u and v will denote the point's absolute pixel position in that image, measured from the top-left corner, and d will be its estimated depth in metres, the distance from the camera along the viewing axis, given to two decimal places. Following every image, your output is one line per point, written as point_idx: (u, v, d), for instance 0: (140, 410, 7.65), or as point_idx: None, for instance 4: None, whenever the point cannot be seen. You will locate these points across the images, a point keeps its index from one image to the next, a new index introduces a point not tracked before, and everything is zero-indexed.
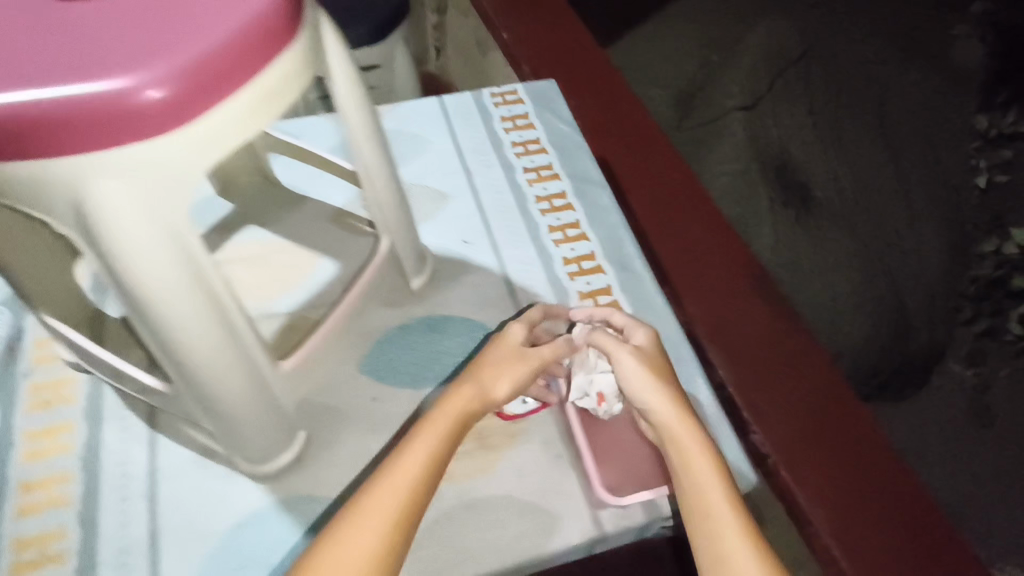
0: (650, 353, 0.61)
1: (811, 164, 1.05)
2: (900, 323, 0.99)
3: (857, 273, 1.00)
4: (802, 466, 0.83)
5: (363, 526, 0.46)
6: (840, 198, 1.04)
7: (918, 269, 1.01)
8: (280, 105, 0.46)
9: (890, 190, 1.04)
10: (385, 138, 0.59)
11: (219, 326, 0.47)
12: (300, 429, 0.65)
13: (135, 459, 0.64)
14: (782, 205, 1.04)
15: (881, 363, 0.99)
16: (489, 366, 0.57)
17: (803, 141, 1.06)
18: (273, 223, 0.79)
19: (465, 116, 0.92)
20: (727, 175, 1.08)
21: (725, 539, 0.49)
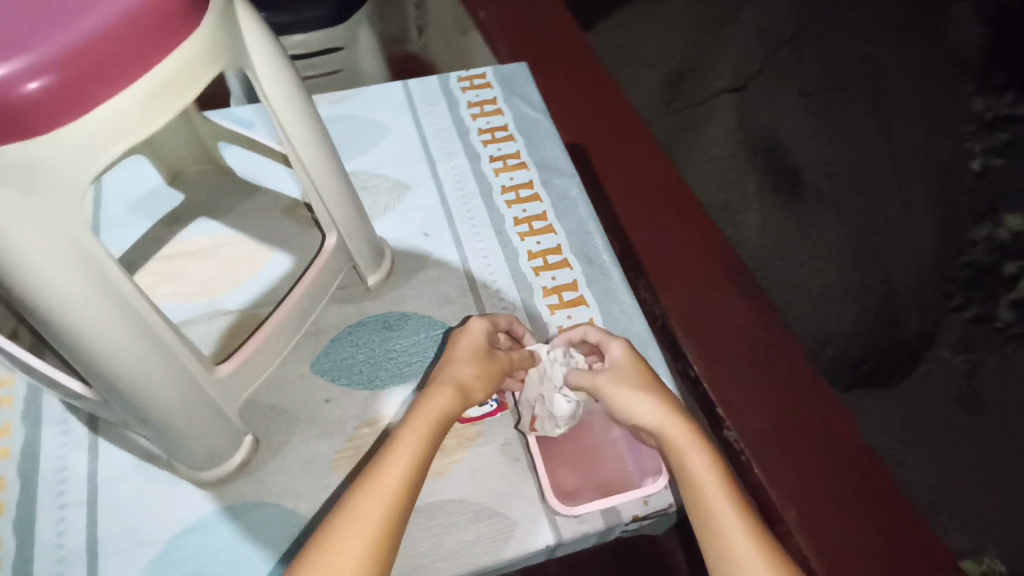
0: (626, 370, 0.56)
1: (805, 140, 0.93)
2: (892, 313, 0.86)
3: (847, 258, 0.86)
4: (775, 465, 0.79)
5: (350, 533, 0.42)
6: (836, 178, 0.89)
7: (910, 254, 0.86)
8: (188, 93, 0.42)
9: (882, 161, 0.88)
10: (324, 127, 0.55)
11: (136, 330, 0.44)
12: (247, 432, 0.62)
13: (73, 464, 0.61)
14: (770, 189, 0.93)
15: (870, 357, 0.87)
16: (461, 363, 0.55)
17: (792, 119, 0.95)
18: (225, 215, 0.76)
19: (428, 102, 0.90)
20: (709, 162, 1.00)
21: (736, 548, 0.43)
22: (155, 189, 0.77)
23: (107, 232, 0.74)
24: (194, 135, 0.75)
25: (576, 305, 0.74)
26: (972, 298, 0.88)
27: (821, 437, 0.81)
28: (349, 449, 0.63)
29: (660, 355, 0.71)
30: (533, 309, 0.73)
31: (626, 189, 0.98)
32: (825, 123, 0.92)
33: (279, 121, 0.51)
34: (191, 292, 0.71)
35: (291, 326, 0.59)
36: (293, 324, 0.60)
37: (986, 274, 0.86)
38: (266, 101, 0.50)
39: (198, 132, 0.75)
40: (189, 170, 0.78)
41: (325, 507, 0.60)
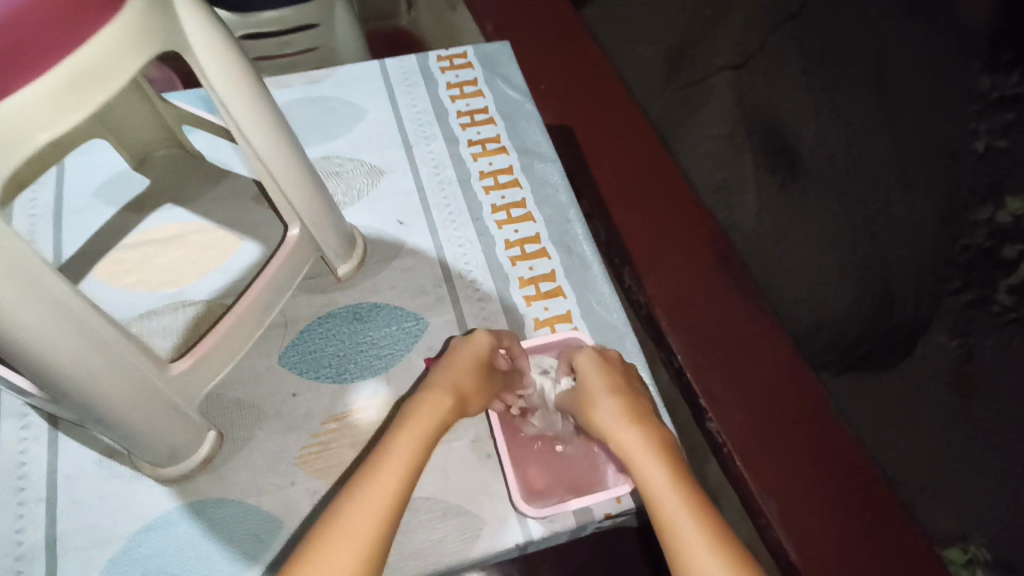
0: (593, 381, 0.56)
1: (798, 123, 0.82)
2: (887, 293, 0.77)
3: (845, 244, 0.77)
4: (757, 459, 0.73)
5: (351, 529, 0.40)
6: (835, 161, 0.80)
7: (911, 236, 0.76)
8: (108, 85, 0.39)
9: (882, 136, 0.78)
10: (281, 114, 0.53)
11: (73, 332, 0.42)
12: (210, 426, 0.61)
13: (33, 459, 0.60)
14: (765, 170, 0.83)
15: (863, 339, 0.78)
16: (465, 370, 0.56)
17: (795, 103, 0.83)
18: (192, 201, 0.74)
19: (407, 82, 0.87)
20: (708, 144, 0.89)
21: (695, 558, 0.41)
22: (121, 174, 0.75)
23: (71, 219, 0.72)
24: (156, 118, 0.72)
25: (553, 296, 0.72)
26: (967, 282, 0.77)
27: (807, 429, 0.75)
28: (315, 444, 0.62)
29: (638, 349, 0.69)
30: (509, 301, 0.71)
31: (612, 169, 0.92)
32: (824, 99, 0.81)
33: (226, 107, 0.48)
34: (155, 281, 0.69)
35: (253, 319, 0.58)
36: (255, 317, 0.58)
37: (984, 258, 0.76)
38: (208, 84, 0.47)
39: (159, 114, 0.71)
40: (155, 154, 0.76)
41: (292, 504, 0.59)
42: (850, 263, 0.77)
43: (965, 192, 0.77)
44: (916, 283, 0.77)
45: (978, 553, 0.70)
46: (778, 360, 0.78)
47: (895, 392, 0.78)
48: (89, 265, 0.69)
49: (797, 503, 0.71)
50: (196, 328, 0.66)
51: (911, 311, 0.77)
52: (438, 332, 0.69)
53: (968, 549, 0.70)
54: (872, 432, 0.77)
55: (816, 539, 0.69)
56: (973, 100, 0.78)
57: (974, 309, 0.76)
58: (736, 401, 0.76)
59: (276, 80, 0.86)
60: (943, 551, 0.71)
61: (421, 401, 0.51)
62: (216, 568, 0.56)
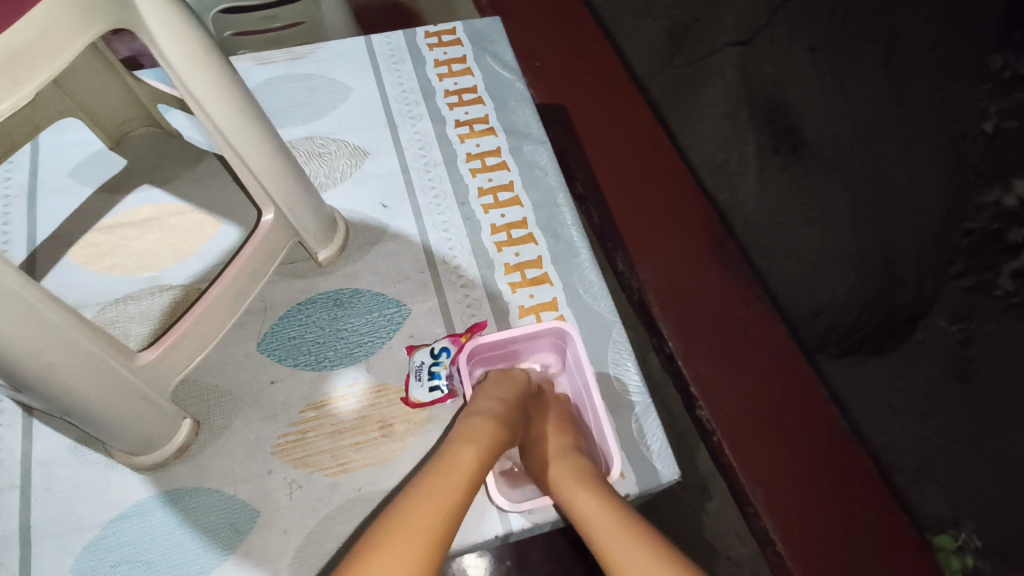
0: (538, 418, 0.57)
1: (803, 103, 0.72)
2: (886, 274, 0.65)
3: (843, 224, 0.68)
4: (746, 447, 0.68)
5: (421, 518, 0.38)
6: (838, 143, 0.69)
7: (911, 216, 0.65)
8: (47, 65, 0.38)
9: (886, 113, 0.66)
10: (248, 93, 0.51)
11: (27, 322, 0.40)
12: (185, 414, 0.60)
13: (7, 445, 0.59)
14: (769, 151, 0.74)
15: (863, 325, 0.68)
16: (513, 397, 0.56)
17: (804, 84, 0.72)
18: (171, 183, 0.72)
19: (394, 60, 0.85)
20: (710, 124, 0.82)
21: None
22: (98, 154, 0.73)
23: (46, 199, 0.70)
24: (132, 97, 0.70)
25: (539, 284, 0.70)
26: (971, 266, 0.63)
27: (798, 417, 0.69)
28: (294, 432, 0.61)
29: (625, 337, 0.68)
30: (494, 287, 0.70)
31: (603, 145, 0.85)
32: (833, 78, 0.69)
33: (186, 88, 0.46)
34: (131, 265, 0.67)
35: (225, 305, 0.57)
36: (229, 303, 0.57)
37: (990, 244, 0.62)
38: (168, 67, 0.45)
39: (134, 93, 0.69)
40: (133, 134, 0.74)
41: (269, 493, 0.58)
42: (853, 250, 0.67)
43: (969, 171, 0.63)
44: (919, 261, 0.65)
45: (969, 541, 0.62)
46: (773, 346, 0.72)
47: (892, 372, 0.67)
48: (64, 248, 0.68)
49: (792, 500, 0.66)
50: (172, 313, 0.65)
51: (913, 296, 0.65)
52: (421, 319, 0.67)
53: (959, 537, 0.62)
54: (865, 415, 0.69)
55: (808, 532, 0.64)
56: (983, 78, 0.62)
57: (975, 294, 0.63)
58: (729, 394, 0.71)
59: (258, 57, 0.84)
60: (933, 537, 0.63)
61: (478, 420, 0.51)
62: (190, 558, 0.55)
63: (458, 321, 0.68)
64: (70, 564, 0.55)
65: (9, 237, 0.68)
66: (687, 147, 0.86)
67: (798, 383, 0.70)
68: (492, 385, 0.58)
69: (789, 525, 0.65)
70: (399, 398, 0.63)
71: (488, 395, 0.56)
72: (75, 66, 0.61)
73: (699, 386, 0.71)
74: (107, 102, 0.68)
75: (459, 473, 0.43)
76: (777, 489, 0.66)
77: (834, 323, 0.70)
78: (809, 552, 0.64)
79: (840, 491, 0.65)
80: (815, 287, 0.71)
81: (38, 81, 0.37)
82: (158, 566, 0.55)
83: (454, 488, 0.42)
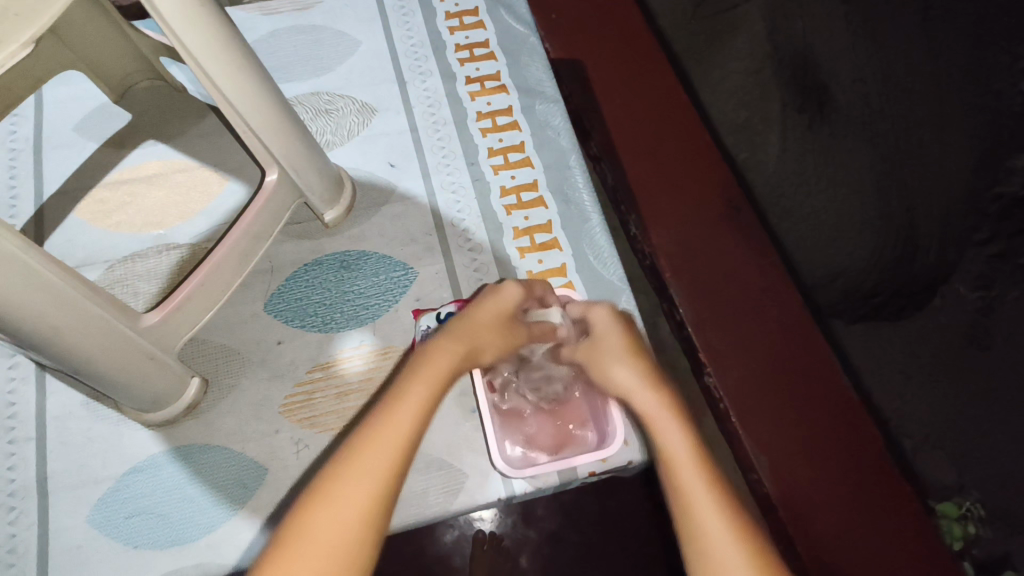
0: (605, 342, 0.50)
1: (833, 58, 0.69)
2: (909, 240, 0.65)
3: (867, 185, 0.66)
4: (754, 417, 0.66)
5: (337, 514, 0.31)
6: (866, 102, 0.67)
7: (936, 181, 0.65)
8: (28, 23, 0.37)
9: (920, 78, 0.66)
10: (246, 46, 0.48)
11: (32, 286, 0.40)
12: (193, 372, 0.60)
13: (21, 399, 0.61)
14: (795, 111, 0.71)
15: (882, 292, 0.67)
16: (494, 318, 0.48)
17: (831, 37, 0.70)
18: (177, 138, 0.71)
19: (403, 11, 0.83)
20: (732, 81, 0.76)
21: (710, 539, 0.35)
22: (104, 108, 0.72)
23: (52, 154, 0.70)
24: (133, 49, 0.68)
25: (548, 249, 0.69)
26: (996, 233, 0.65)
27: (810, 386, 0.67)
28: (301, 393, 0.62)
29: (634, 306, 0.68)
30: (502, 252, 0.69)
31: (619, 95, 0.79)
32: (865, 37, 0.68)
33: (184, 46, 0.44)
34: (138, 223, 0.67)
35: (230, 268, 0.57)
36: (234, 265, 0.57)
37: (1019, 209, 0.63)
38: (162, 21, 0.42)
39: (136, 46, 0.67)
40: (137, 87, 0.72)
41: (277, 452, 0.59)
42: (881, 210, 0.66)
43: (1004, 136, 0.64)
44: (944, 219, 0.65)
45: (973, 509, 0.62)
46: (789, 316, 0.69)
47: (905, 340, 0.67)
48: (71, 204, 0.68)
49: (801, 473, 0.64)
50: (179, 272, 0.65)
51: (933, 260, 0.65)
52: (427, 283, 0.67)
53: (964, 504, 0.62)
54: (874, 379, 0.68)
55: (810, 506, 0.62)
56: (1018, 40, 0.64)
57: (999, 261, 0.65)
58: (738, 359, 0.68)
59: (263, 7, 0.81)
60: (935, 503, 0.63)
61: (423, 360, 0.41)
62: (200, 512, 0.57)
63: (464, 286, 0.67)
64: (86, 514, 0.56)
65: (17, 192, 0.68)
66: (706, 103, 0.79)
67: (809, 350, 0.68)
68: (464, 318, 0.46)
69: (793, 499, 0.63)
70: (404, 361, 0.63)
71: (461, 323, 0.46)
72: (74, 18, 0.60)
73: (710, 351, 0.69)
74: (110, 56, 0.67)
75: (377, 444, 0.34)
76: (784, 460, 0.64)
77: (852, 290, 0.68)
78: (817, 530, 0.61)
79: (849, 466, 0.64)
80: (834, 248, 0.68)
81: (19, 39, 0.37)
82: (170, 519, 0.56)
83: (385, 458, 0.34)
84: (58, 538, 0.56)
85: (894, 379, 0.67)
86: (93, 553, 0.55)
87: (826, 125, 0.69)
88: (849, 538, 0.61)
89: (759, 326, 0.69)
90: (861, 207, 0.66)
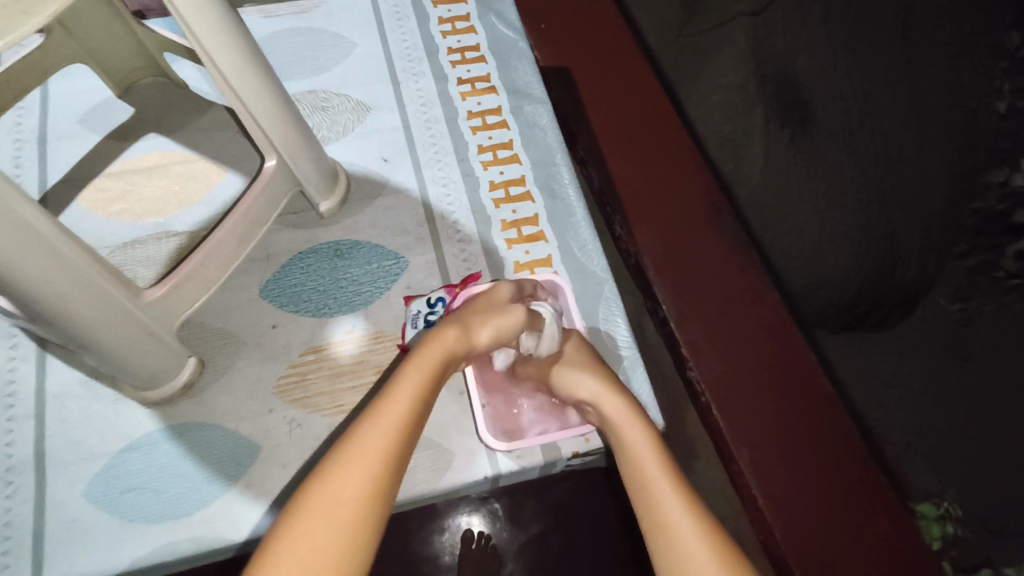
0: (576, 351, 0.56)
1: (813, 77, 0.75)
2: (890, 254, 0.71)
3: (848, 200, 0.72)
4: (735, 410, 0.68)
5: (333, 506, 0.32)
6: (847, 117, 0.73)
7: (920, 195, 0.71)
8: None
9: (899, 96, 0.72)
10: (251, 39, 0.51)
11: (43, 254, 0.42)
12: (190, 353, 0.62)
13: (21, 378, 0.62)
14: (776, 124, 0.77)
15: (862, 301, 0.73)
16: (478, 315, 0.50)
17: (812, 57, 0.75)
18: (177, 131, 0.74)
19: (399, 16, 0.86)
20: (718, 94, 0.82)
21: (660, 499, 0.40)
22: (108, 102, 0.75)
23: (57, 145, 0.72)
24: (137, 44, 0.71)
25: (535, 240, 0.72)
26: (974, 246, 0.71)
27: (788, 381, 0.69)
28: (294, 374, 0.64)
29: (617, 295, 0.70)
30: (490, 243, 0.72)
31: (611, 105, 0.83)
32: (844, 54, 0.74)
33: (192, 30, 0.46)
34: (139, 211, 0.69)
35: (227, 252, 0.59)
36: (231, 247, 0.60)
37: (993, 223, 0.70)
38: (172, 8, 0.45)
39: (141, 41, 0.70)
40: (140, 83, 0.75)
41: (269, 431, 0.61)
42: (858, 223, 0.72)
43: (980, 152, 0.70)
44: (925, 237, 0.71)
45: (950, 510, 0.66)
46: (766, 312, 0.72)
47: (884, 351, 0.73)
48: (74, 193, 0.70)
49: (781, 468, 0.66)
50: (177, 257, 0.67)
51: (914, 273, 0.71)
52: (418, 271, 0.70)
53: (942, 505, 0.66)
54: (861, 393, 0.72)
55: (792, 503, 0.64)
56: (999, 56, 0.69)
57: (976, 274, 0.72)
58: (725, 353, 0.71)
59: (263, 10, 0.85)
60: (915, 504, 0.67)
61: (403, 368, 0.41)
62: (194, 487, 0.58)
63: (454, 274, 0.70)
64: (82, 488, 0.58)
65: (23, 180, 0.70)
66: (694, 119, 0.85)
67: (787, 347, 0.71)
68: (463, 315, 0.49)
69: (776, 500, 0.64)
70: (394, 345, 0.66)
71: (456, 317, 0.49)
72: (83, 11, 0.63)
73: (691, 343, 0.71)
74: (115, 51, 0.70)
75: (370, 452, 0.34)
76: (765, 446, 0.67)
77: (837, 297, 0.73)
78: (798, 527, 0.63)
79: (827, 458, 0.66)
80: (815, 253, 0.74)
81: (46, 14, 0.38)
82: (165, 494, 0.58)
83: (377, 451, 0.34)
84: (54, 511, 0.57)
85: (880, 385, 0.72)
86: (89, 526, 0.57)
87: (807, 140, 0.75)
88: (829, 523, 0.63)
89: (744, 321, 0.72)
90: (843, 219, 0.72)
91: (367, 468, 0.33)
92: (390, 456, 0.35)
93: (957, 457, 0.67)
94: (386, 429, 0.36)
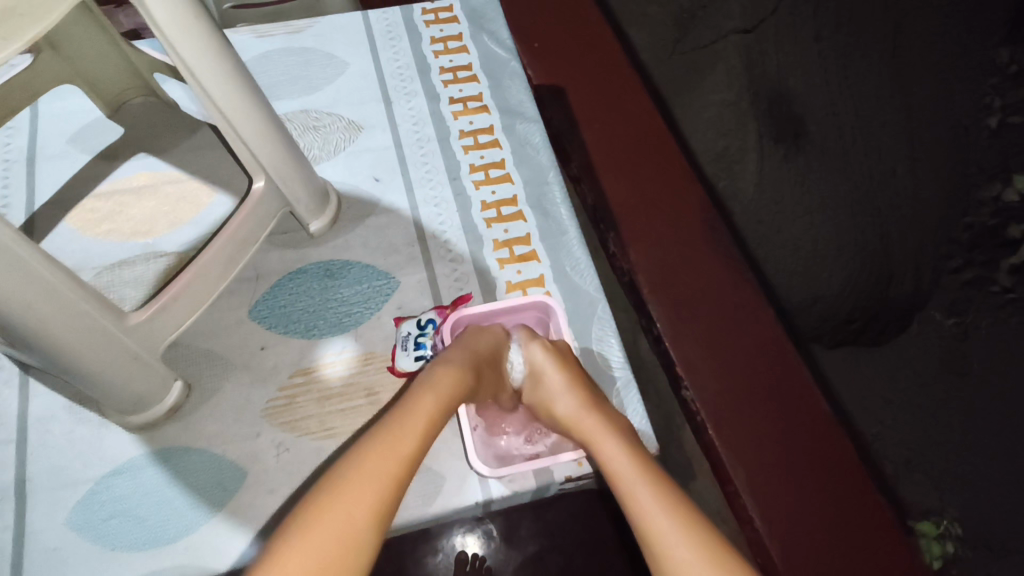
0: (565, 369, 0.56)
1: (807, 93, 0.74)
2: (886, 268, 0.71)
3: (844, 218, 0.71)
4: (732, 430, 0.67)
5: (344, 506, 0.33)
6: (841, 134, 0.72)
7: (913, 213, 0.71)
8: (35, 23, 0.38)
9: (893, 112, 0.71)
10: (238, 60, 0.51)
11: (20, 276, 0.41)
12: (176, 377, 0.61)
13: (4, 403, 0.61)
14: (771, 140, 0.77)
15: (858, 317, 0.73)
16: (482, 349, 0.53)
17: (806, 73, 0.74)
18: (166, 151, 0.73)
19: (391, 36, 0.86)
20: (711, 110, 0.83)
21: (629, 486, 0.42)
22: (99, 122, 0.74)
23: (45, 165, 0.72)
24: (128, 64, 0.71)
25: (527, 260, 0.72)
26: (969, 261, 0.71)
27: (785, 400, 0.68)
28: (283, 398, 0.63)
29: (610, 315, 0.70)
30: (482, 263, 0.71)
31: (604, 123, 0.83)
32: (838, 71, 0.73)
33: (177, 52, 0.46)
34: (128, 232, 0.69)
35: (216, 271, 0.58)
36: (220, 269, 0.59)
37: (986, 237, 0.70)
38: (158, 31, 0.44)
39: (132, 62, 0.70)
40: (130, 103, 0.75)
41: (257, 455, 0.60)
42: (852, 241, 0.71)
43: (970, 166, 0.71)
44: (918, 248, 0.71)
45: (950, 528, 0.65)
46: (764, 330, 0.71)
47: (882, 366, 0.73)
48: (62, 214, 0.69)
49: (778, 490, 0.65)
50: (165, 278, 0.66)
51: (910, 286, 0.71)
52: (409, 291, 0.69)
53: (941, 523, 0.66)
54: (859, 408, 0.72)
55: (790, 525, 0.63)
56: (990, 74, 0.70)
57: (972, 287, 0.71)
58: (721, 373, 0.70)
59: (256, 30, 0.85)
60: (914, 523, 0.66)
61: (414, 393, 0.43)
62: (178, 514, 0.57)
63: (446, 295, 0.69)
64: (64, 516, 0.57)
65: (10, 201, 0.70)
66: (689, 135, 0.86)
67: (781, 367, 0.70)
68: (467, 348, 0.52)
69: (774, 522, 0.63)
70: (387, 368, 0.65)
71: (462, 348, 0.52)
72: (70, 31, 0.62)
73: (685, 365, 0.71)
74: (105, 72, 0.69)
75: (385, 457, 0.36)
76: (760, 467, 0.66)
77: (833, 315, 0.73)
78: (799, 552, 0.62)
79: (821, 478, 0.65)
80: (810, 272, 0.73)
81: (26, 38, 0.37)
82: (149, 521, 0.57)
83: (389, 460, 0.36)
84: (34, 540, 0.56)
85: (878, 405, 0.72)
86: (70, 555, 0.55)
87: (801, 158, 0.74)
88: (830, 544, 0.62)
89: (737, 342, 0.71)
90: (837, 240, 0.71)
91: (378, 475, 0.35)
92: (400, 470, 0.37)
93: (957, 472, 0.67)
94: (401, 440, 0.38)
